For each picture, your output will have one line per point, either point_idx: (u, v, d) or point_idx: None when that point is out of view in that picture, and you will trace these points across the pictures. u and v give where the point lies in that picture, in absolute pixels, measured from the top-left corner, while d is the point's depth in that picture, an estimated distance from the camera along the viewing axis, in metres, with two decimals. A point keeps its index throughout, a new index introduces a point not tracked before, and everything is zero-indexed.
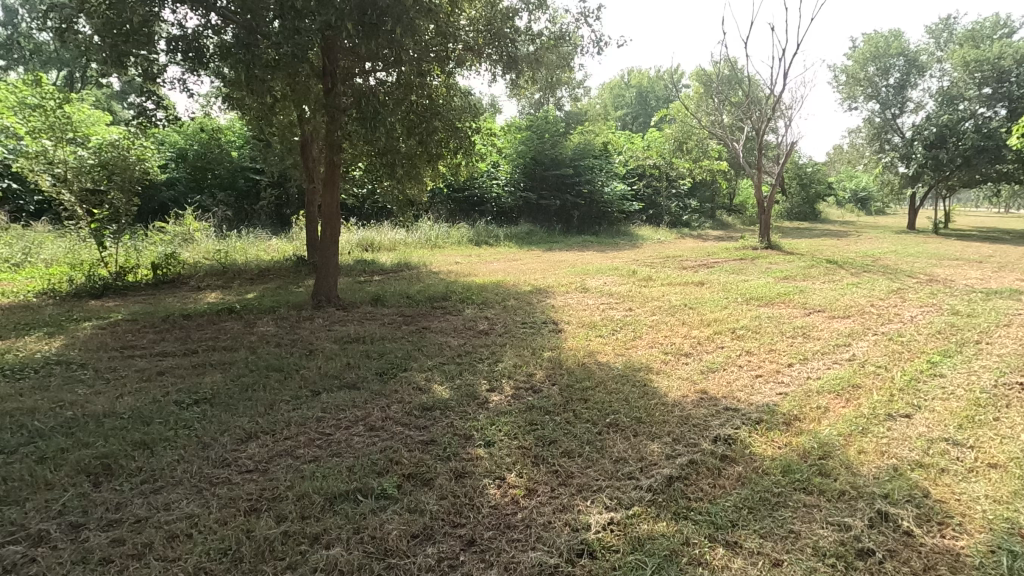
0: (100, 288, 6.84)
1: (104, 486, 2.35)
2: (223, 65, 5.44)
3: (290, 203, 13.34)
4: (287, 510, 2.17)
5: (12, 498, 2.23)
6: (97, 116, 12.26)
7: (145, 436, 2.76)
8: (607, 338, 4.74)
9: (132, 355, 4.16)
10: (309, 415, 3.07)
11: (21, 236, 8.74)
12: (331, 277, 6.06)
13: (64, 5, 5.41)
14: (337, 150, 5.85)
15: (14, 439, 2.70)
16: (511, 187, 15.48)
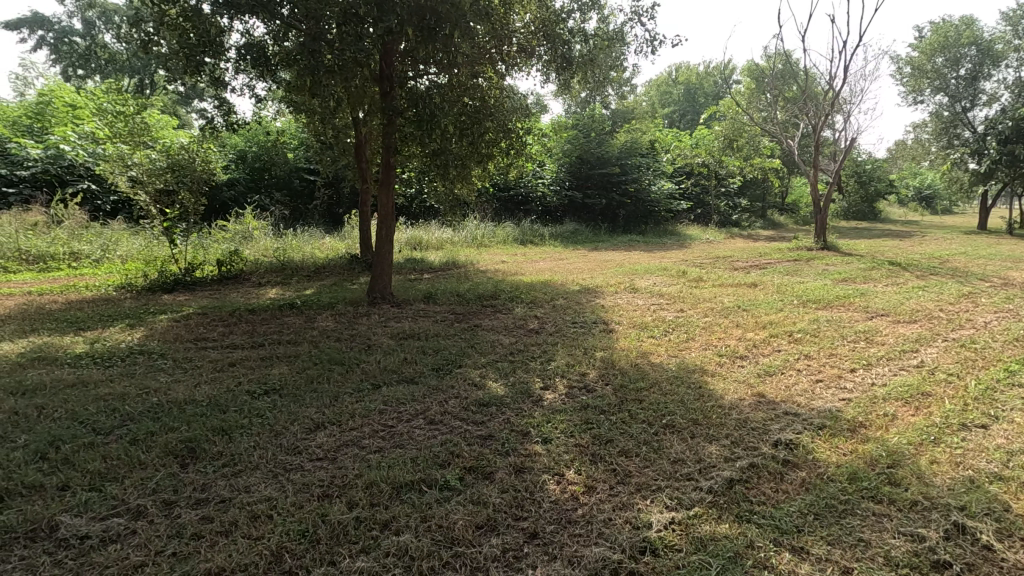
0: (171, 283, 7.25)
1: (191, 468, 2.53)
2: (286, 70, 5.68)
3: (342, 202, 13.78)
4: (357, 497, 2.28)
5: (112, 475, 2.43)
6: (166, 121, 13.02)
7: (223, 422, 2.95)
8: (659, 339, 4.70)
9: (204, 347, 4.42)
10: (372, 407, 3.21)
11: (100, 234, 9.37)
12: (386, 275, 6.24)
13: (143, 17, 5.77)
14: (393, 151, 6.02)
15: (109, 422, 2.93)
16: (556, 186, 15.52)
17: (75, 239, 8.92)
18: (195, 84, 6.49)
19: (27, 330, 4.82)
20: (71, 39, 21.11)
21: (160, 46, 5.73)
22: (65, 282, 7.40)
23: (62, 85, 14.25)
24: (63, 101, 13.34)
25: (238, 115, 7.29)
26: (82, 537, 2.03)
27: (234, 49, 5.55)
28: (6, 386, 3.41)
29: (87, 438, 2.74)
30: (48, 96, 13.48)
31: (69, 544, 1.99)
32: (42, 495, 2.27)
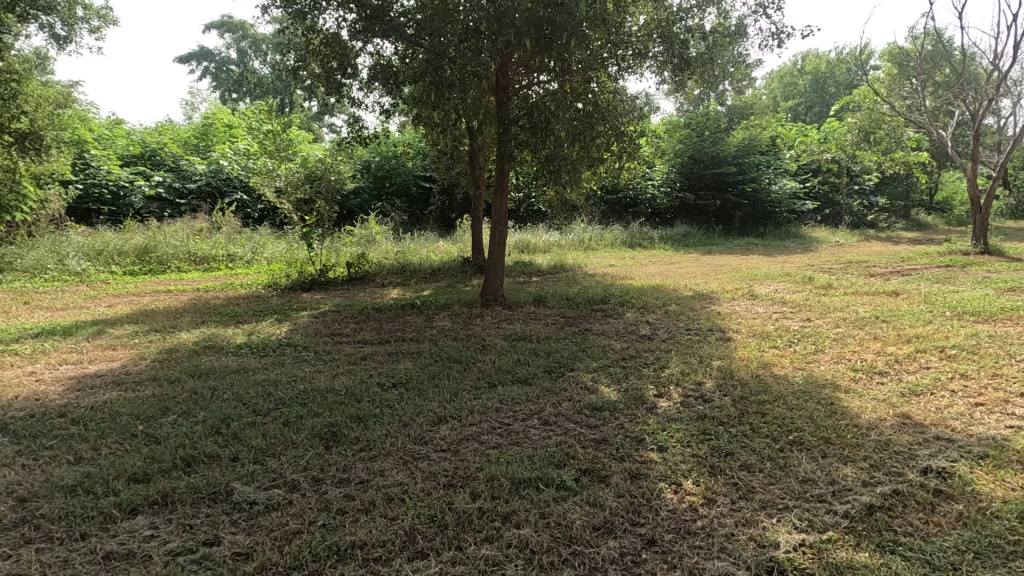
0: (309, 282, 8.04)
1: (334, 449, 2.83)
2: (409, 84, 6.09)
3: (455, 207, 14.44)
4: (480, 489, 2.42)
5: (271, 451, 2.79)
6: (304, 137, 14.48)
7: (358, 411, 3.25)
8: (782, 350, 4.42)
9: (339, 341, 4.89)
10: (489, 405, 3.36)
11: (251, 238, 10.65)
12: (499, 278, 6.46)
13: (292, 45, 6.50)
14: (507, 158, 6.24)
15: (266, 405, 3.36)
16: (666, 187, 15.22)
17: (231, 243, 10.23)
18: (331, 102, 7.18)
19: (199, 322, 5.65)
20: (228, 67, 24.12)
21: (304, 70, 6.43)
22: (225, 281, 8.51)
23: (223, 109, 16.39)
24: (223, 123, 15.35)
25: (366, 128, 7.94)
26: (250, 503, 2.36)
27: (365, 69, 6.06)
28: (187, 369, 4.03)
29: (251, 418, 3.16)
30: (212, 119, 15.59)
31: (241, 508, 2.32)
32: (219, 464, 2.67)
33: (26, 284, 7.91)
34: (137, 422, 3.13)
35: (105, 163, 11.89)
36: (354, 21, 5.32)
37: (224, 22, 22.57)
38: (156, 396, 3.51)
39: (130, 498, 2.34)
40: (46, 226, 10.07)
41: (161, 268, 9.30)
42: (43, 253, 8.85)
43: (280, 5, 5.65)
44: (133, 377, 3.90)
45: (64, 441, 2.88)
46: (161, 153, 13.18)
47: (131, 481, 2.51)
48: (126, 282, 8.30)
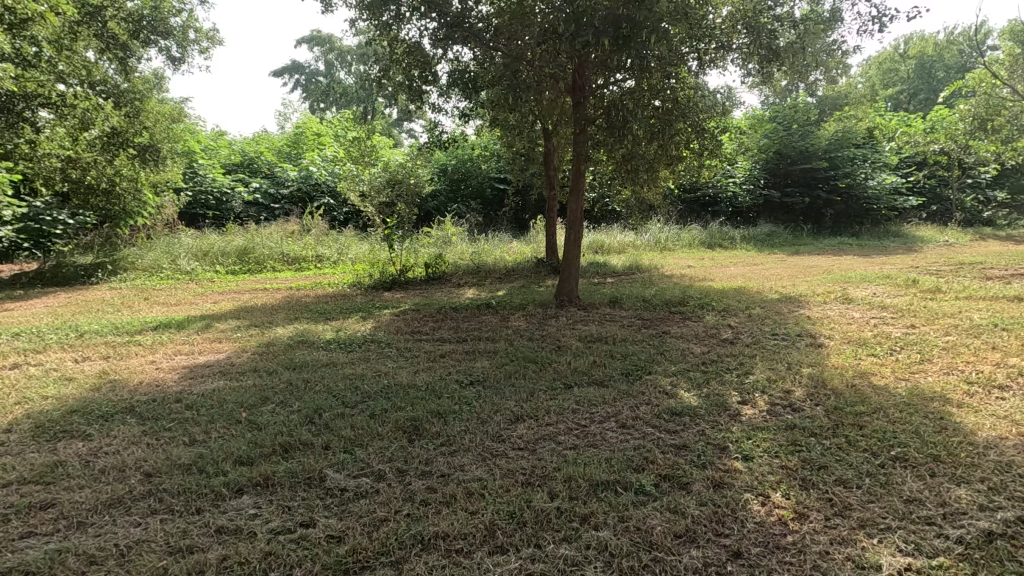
0: (390, 282, 8.39)
1: (416, 443, 2.94)
2: (486, 88, 6.20)
3: (528, 208, 14.54)
4: (557, 488, 2.44)
5: (360, 441, 2.95)
6: (385, 142, 15.13)
7: (439, 407, 3.36)
8: (882, 358, 4.10)
9: (420, 339, 5.07)
10: (565, 405, 3.37)
11: (337, 239, 11.28)
12: (574, 279, 6.44)
13: (377, 55, 6.81)
14: (583, 159, 6.20)
15: (354, 397, 3.55)
16: (749, 185, 14.54)
17: (320, 244, 10.88)
18: (411, 109, 7.45)
19: (292, 318, 6.06)
20: (317, 79, 25.60)
21: (388, 79, 6.73)
22: (313, 280, 9.06)
23: (312, 118, 17.47)
24: (312, 131, 16.36)
25: (444, 132, 8.18)
26: (341, 489, 2.50)
27: (445, 75, 6.25)
28: (284, 361, 4.34)
29: (340, 409, 3.36)
30: (302, 128, 16.66)
31: (333, 493, 2.47)
32: (313, 451, 2.85)
33: (146, 282, 8.83)
34: (241, 409, 3.41)
35: (211, 171, 13.04)
36: (435, 30, 5.50)
37: (313, 37, 24.02)
38: (257, 386, 3.81)
39: (237, 479, 2.55)
40: (162, 230, 11.19)
41: (258, 267, 10.05)
42: (160, 254, 9.83)
43: (367, 18, 5.94)
44: (237, 367, 4.25)
45: (181, 424, 3.19)
46: (258, 161, 14.34)
47: (237, 463, 2.74)
48: (229, 280, 9.04)
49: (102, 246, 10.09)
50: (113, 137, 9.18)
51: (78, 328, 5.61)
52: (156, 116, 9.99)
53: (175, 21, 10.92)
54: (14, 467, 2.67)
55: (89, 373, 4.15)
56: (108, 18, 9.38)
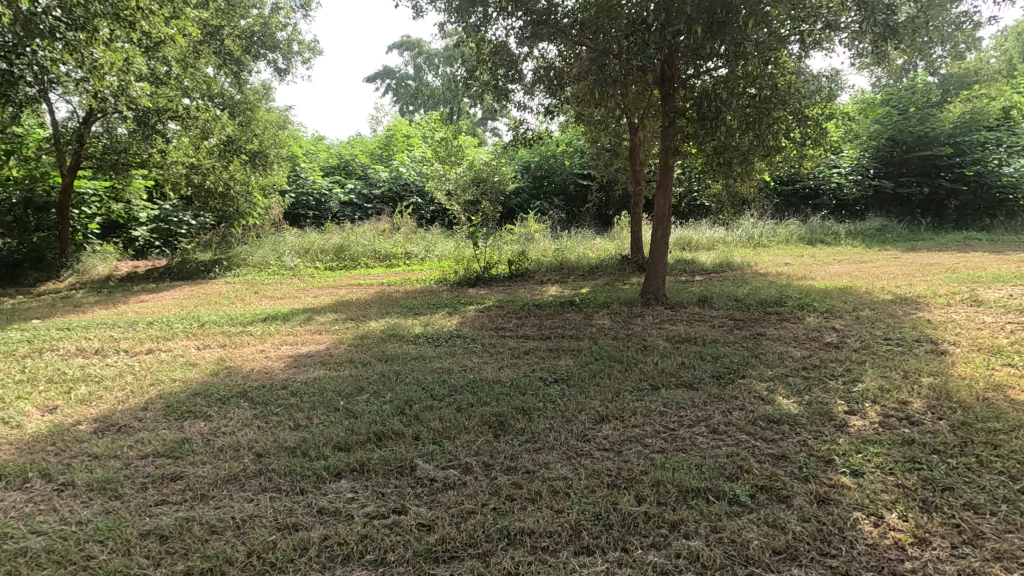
0: (475, 278, 8.55)
1: (502, 438, 2.98)
2: (572, 84, 6.14)
3: (612, 204, 14.29)
4: (645, 492, 2.38)
5: (447, 433, 3.04)
6: (470, 141, 15.46)
7: (523, 403, 3.38)
8: (1022, 370, 3.61)
9: (504, 335, 5.14)
10: (652, 407, 3.28)
11: (425, 237, 11.68)
12: (661, 277, 6.24)
13: (465, 57, 6.95)
14: (672, 152, 5.98)
15: (442, 391, 3.66)
16: (857, 175, 13.36)
17: (409, 242, 11.33)
18: (497, 108, 7.54)
19: (384, 312, 6.36)
20: (406, 82, 26.61)
21: (475, 79, 6.84)
22: (403, 277, 9.44)
23: (402, 121, 18.20)
24: (402, 134, 17.06)
25: (528, 130, 8.20)
26: (431, 479, 2.59)
27: (531, 73, 6.26)
28: (377, 354, 4.57)
29: (429, 401, 3.48)
30: (393, 130, 17.43)
31: (423, 483, 2.56)
32: (405, 440, 2.98)
33: (256, 278, 9.62)
34: (339, 398, 3.62)
35: (311, 174, 14.04)
36: (522, 28, 5.52)
37: (403, 42, 25.00)
38: (353, 376, 4.04)
39: (336, 463, 2.71)
40: (270, 229, 12.14)
41: (353, 264, 10.63)
42: (268, 251, 10.67)
43: (455, 20, 6.09)
44: (335, 358, 4.52)
45: (287, 409, 3.45)
46: (353, 164, 15.26)
47: (336, 448, 2.92)
48: (327, 276, 9.63)
49: (219, 245, 11.12)
50: (229, 145, 10.10)
51: (200, 318, 6.23)
52: (265, 124, 10.85)
53: (281, 35, 11.80)
54: (149, 442, 3.01)
55: (209, 360, 4.59)
56: (225, 36, 10.29)
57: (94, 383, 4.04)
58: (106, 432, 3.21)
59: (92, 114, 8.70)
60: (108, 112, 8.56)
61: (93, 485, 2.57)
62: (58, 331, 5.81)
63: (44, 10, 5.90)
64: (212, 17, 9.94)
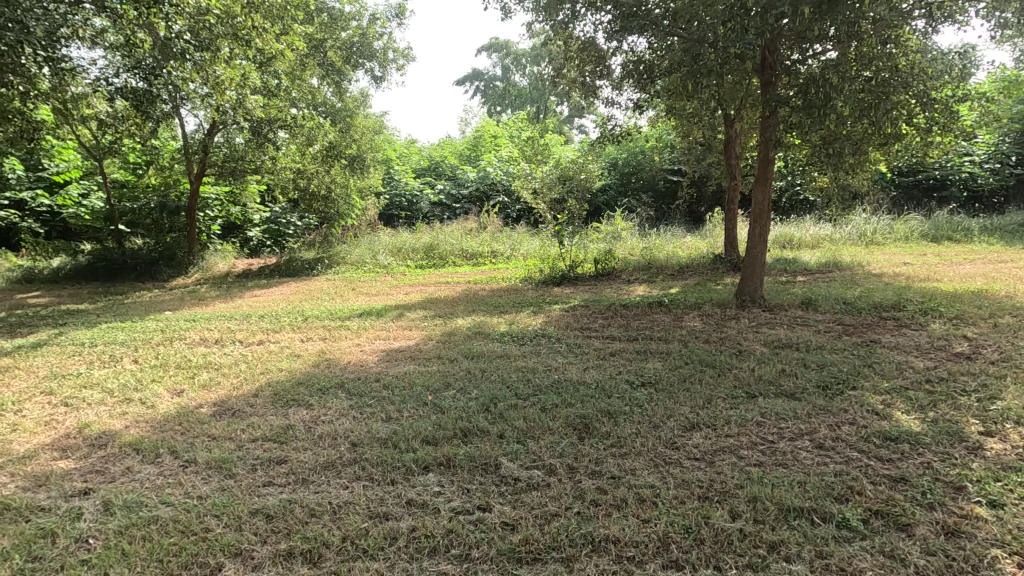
0: (560, 277, 8.50)
1: (586, 441, 2.93)
2: (664, 78, 5.91)
3: (704, 200, 13.67)
4: (740, 508, 2.23)
5: (531, 433, 3.03)
6: (556, 140, 15.43)
7: (609, 406, 3.31)
8: None
9: (589, 335, 5.07)
10: (749, 416, 3.07)
11: (511, 236, 11.80)
12: (759, 278, 5.87)
13: (554, 55, 6.92)
14: (772, 144, 5.58)
15: (526, 390, 3.67)
16: (994, 163, 11.80)
17: (495, 241, 11.50)
18: (585, 105, 7.44)
19: (471, 310, 6.50)
20: (495, 84, 27.04)
21: (563, 77, 6.80)
22: (490, 275, 9.60)
23: (490, 122, 18.54)
24: (490, 134, 17.37)
25: (616, 126, 8.02)
26: (515, 479, 2.59)
27: (620, 68, 6.11)
28: (463, 351, 4.67)
29: (513, 400, 3.49)
30: (481, 131, 17.79)
31: (507, 481, 2.57)
32: (489, 438, 3.01)
33: (353, 275, 10.20)
34: (427, 392, 3.74)
35: (404, 176, 14.82)
36: (612, 22, 5.41)
37: (491, 44, 25.46)
38: (441, 371, 4.16)
39: (424, 457, 2.79)
40: (366, 229, 12.83)
41: (442, 262, 10.95)
42: (364, 250, 11.26)
43: (544, 19, 6.08)
44: (424, 354, 4.68)
45: (379, 401, 3.62)
46: (443, 165, 15.87)
47: (424, 442, 3.00)
48: (417, 274, 10.01)
49: (321, 244, 11.91)
50: (331, 150, 10.81)
51: (304, 313, 6.70)
52: (363, 130, 11.49)
53: (378, 44, 12.41)
54: (259, 426, 3.27)
55: (311, 352, 4.93)
56: (328, 49, 10.99)
57: (214, 370, 4.47)
58: (223, 415, 3.54)
59: (215, 127, 9.69)
60: (229, 123, 9.45)
61: (212, 463, 2.83)
62: (186, 322, 6.50)
63: (178, 35, 6.50)
64: (316, 32, 10.66)
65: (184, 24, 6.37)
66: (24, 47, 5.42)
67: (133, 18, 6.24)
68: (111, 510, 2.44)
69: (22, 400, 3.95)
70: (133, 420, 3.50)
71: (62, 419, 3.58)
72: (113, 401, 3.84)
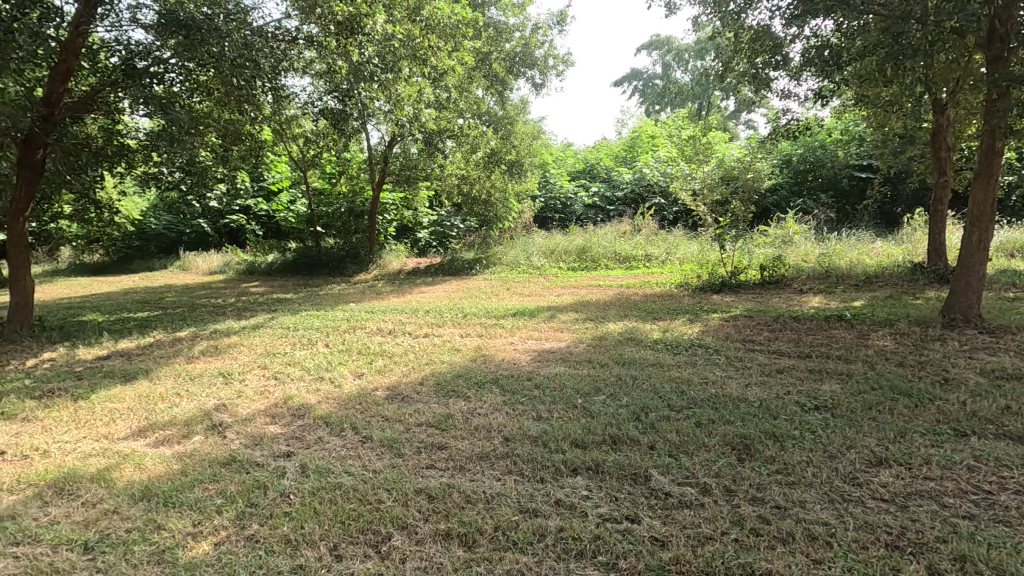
0: (719, 284, 7.99)
1: (746, 463, 2.71)
2: (856, 62, 5.24)
3: (901, 200, 11.87)
4: (942, 566, 1.90)
5: (683, 448, 2.89)
6: (720, 137, 14.50)
7: (774, 428, 3.02)
8: None
9: (753, 349, 4.68)
10: (956, 459, 2.60)
11: (666, 240, 11.36)
12: (974, 292, 4.93)
13: (724, 48, 6.52)
14: (1001, 133, 4.62)
15: (679, 401, 3.51)
16: None
17: (650, 245, 11.17)
18: (755, 98, 6.88)
19: (623, 315, 6.40)
20: (654, 82, 26.17)
21: (733, 71, 6.35)
22: (643, 279, 9.34)
23: (648, 121, 18.01)
24: (647, 135, 16.89)
25: (793, 119, 7.29)
26: (665, 493, 2.49)
27: (801, 57, 5.56)
28: (614, 356, 4.62)
29: (666, 411, 3.36)
30: (638, 132, 17.38)
31: (657, 495, 2.48)
32: (639, 448, 2.93)
33: (509, 275, 10.67)
34: (577, 395, 3.77)
35: (559, 180, 15.11)
36: (793, 6, 4.93)
37: (652, 42, 24.73)
38: (591, 375, 4.16)
39: (573, 459, 2.82)
40: (521, 231, 13.34)
41: (594, 265, 10.92)
42: (519, 252, 11.69)
43: (713, 12, 5.76)
44: (576, 356, 4.72)
45: (530, 400, 3.74)
46: (598, 167, 15.91)
47: (573, 444, 3.03)
48: (569, 276, 10.14)
49: (480, 244, 12.61)
50: (493, 157, 11.43)
51: (463, 310, 7.16)
52: (523, 137, 12.10)
53: (539, 52, 12.80)
54: (424, 413, 3.58)
55: (469, 347, 5.26)
56: (493, 61, 11.63)
57: (387, 357, 4.99)
58: (394, 399, 3.93)
59: (394, 140, 10.79)
60: (406, 135, 10.41)
61: (384, 442, 3.17)
62: (366, 313, 7.36)
63: (369, 60, 7.12)
64: (483, 46, 11.33)
65: (374, 50, 7.17)
66: (257, 81, 6.60)
67: (334, 48, 7.15)
68: (307, 472, 2.86)
69: (245, 371, 4.81)
70: (324, 396, 4.06)
71: (272, 390, 4.28)
72: (310, 378, 4.50)
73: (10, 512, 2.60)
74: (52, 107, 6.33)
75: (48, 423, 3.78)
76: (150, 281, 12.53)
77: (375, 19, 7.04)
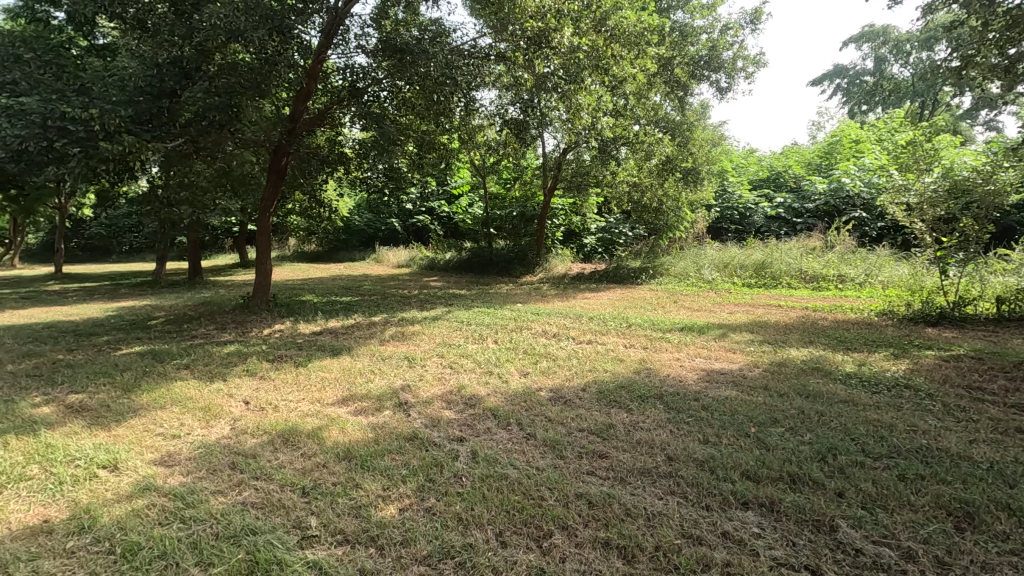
0: (936, 315, 6.79)
1: (968, 535, 2.28)
2: None
3: None
4: None
5: (880, 503, 2.53)
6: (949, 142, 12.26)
7: (1010, 499, 2.49)
8: None
9: (981, 398, 3.88)
10: None
11: (867, 259, 9.96)
12: None
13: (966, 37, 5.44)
14: None
15: (877, 448, 3.06)
16: None
17: (845, 264, 9.91)
18: (1005, 95, 5.65)
19: (806, 341, 5.77)
20: (862, 79, 22.98)
21: (975, 66, 5.29)
22: (834, 303, 8.31)
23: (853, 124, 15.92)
24: (850, 139, 14.92)
25: None
26: (857, 550, 2.21)
27: None
28: (796, 386, 4.18)
29: (860, 457, 2.96)
30: (838, 135, 15.44)
31: (846, 550, 2.21)
32: (824, 493, 2.63)
33: (677, 287, 10.28)
34: (750, 424, 3.50)
35: (739, 188, 14.13)
36: None
37: (864, 34, 21.82)
38: (768, 405, 3.82)
39: (744, 492, 2.64)
40: (692, 242, 12.74)
41: (774, 282, 10.00)
42: (689, 263, 11.18)
43: None
44: (749, 381, 4.38)
45: (697, 421, 3.56)
46: (785, 175, 14.54)
47: (744, 476, 2.83)
48: (744, 292, 9.44)
49: (648, 253, 12.32)
50: (667, 164, 11.08)
51: (627, 320, 7.07)
52: (701, 143, 11.55)
53: (727, 54, 12.12)
54: (585, 419, 3.63)
55: (633, 358, 5.18)
56: (675, 66, 11.25)
57: (551, 360, 5.14)
58: (557, 402, 4.05)
59: (569, 148, 11.05)
60: (581, 143, 10.60)
61: (547, 442, 3.29)
62: (532, 314, 7.65)
63: (552, 72, 7.44)
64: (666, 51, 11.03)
65: (559, 62, 7.36)
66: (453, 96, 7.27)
67: (521, 61, 7.50)
68: (477, 458, 3.09)
69: (426, 358, 5.33)
70: (492, 390, 4.33)
71: (448, 378, 4.69)
72: (480, 371, 4.83)
73: (252, 451, 3.23)
74: (295, 122, 7.58)
75: (278, 382, 4.62)
76: (352, 270, 14.51)
77: (562, 32, 7.22)
